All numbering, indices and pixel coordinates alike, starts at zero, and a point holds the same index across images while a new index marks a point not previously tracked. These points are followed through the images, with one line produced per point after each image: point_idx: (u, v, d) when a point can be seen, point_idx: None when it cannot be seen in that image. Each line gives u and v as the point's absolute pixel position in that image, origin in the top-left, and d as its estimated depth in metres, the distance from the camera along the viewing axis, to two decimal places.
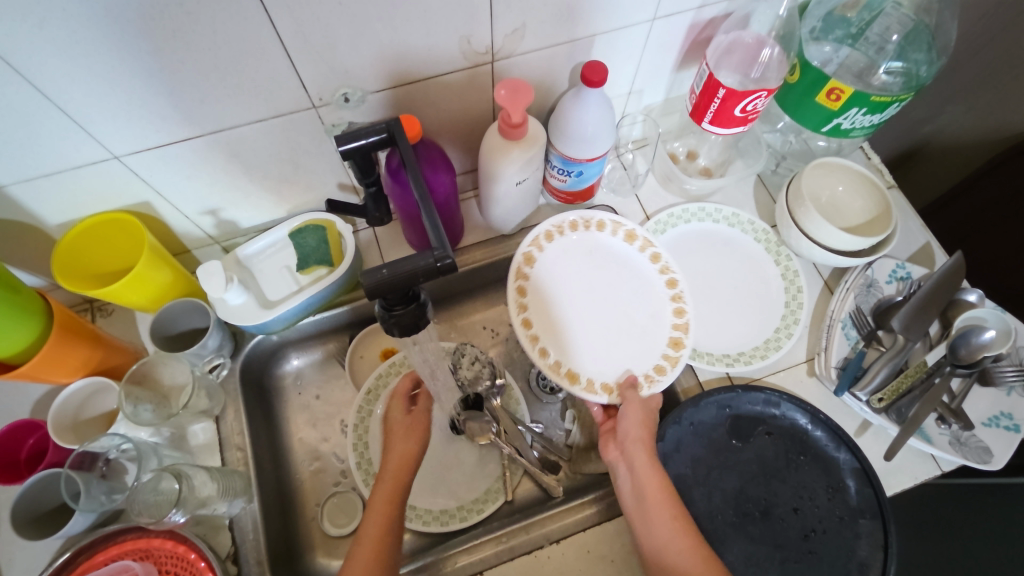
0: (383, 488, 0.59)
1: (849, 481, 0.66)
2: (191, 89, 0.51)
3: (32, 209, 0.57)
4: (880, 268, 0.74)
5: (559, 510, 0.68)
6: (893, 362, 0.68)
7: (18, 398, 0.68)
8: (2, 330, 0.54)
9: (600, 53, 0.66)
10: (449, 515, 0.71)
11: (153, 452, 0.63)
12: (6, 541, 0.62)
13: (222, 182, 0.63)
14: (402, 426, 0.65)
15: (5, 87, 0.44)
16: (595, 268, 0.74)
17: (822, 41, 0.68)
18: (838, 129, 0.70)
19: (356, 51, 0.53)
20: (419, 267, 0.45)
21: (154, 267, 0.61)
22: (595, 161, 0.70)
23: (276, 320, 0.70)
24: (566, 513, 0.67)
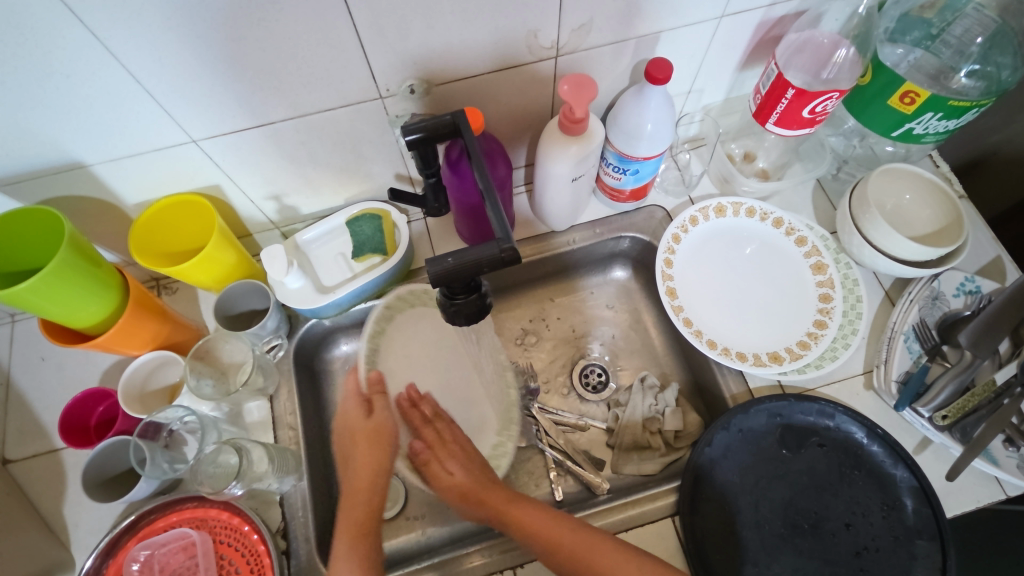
0: (367, 464, 0.61)
1: (907, 499, 0.64)
2: (268, 77, 0.52)
3: (113, 188, 0.60)
4: (948, 281, 0.71)
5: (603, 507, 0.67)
6: (960, 379, 0.64)
7: (89, 367, 0.71)
8: (84, 302, 0.56)
9: (663, 51, 0.65)
10: None
11: (214, 425, 0.66)
12: (74, 501, 0.65)
13: (288, 169, 0.65)
14: (368, 426, 0.64)
15: (101, 69, 0.47)
16: (719, 246, 0.79)
17: (897, 42, 0.66)
18: (909, 134, 0.67)
19: (426, 43, 0.54)
20: (485, 257, 0.45)
21: (222, 248, 0.64)
22: (653, 159, 0.69)
23: (330, 305, 0.71)
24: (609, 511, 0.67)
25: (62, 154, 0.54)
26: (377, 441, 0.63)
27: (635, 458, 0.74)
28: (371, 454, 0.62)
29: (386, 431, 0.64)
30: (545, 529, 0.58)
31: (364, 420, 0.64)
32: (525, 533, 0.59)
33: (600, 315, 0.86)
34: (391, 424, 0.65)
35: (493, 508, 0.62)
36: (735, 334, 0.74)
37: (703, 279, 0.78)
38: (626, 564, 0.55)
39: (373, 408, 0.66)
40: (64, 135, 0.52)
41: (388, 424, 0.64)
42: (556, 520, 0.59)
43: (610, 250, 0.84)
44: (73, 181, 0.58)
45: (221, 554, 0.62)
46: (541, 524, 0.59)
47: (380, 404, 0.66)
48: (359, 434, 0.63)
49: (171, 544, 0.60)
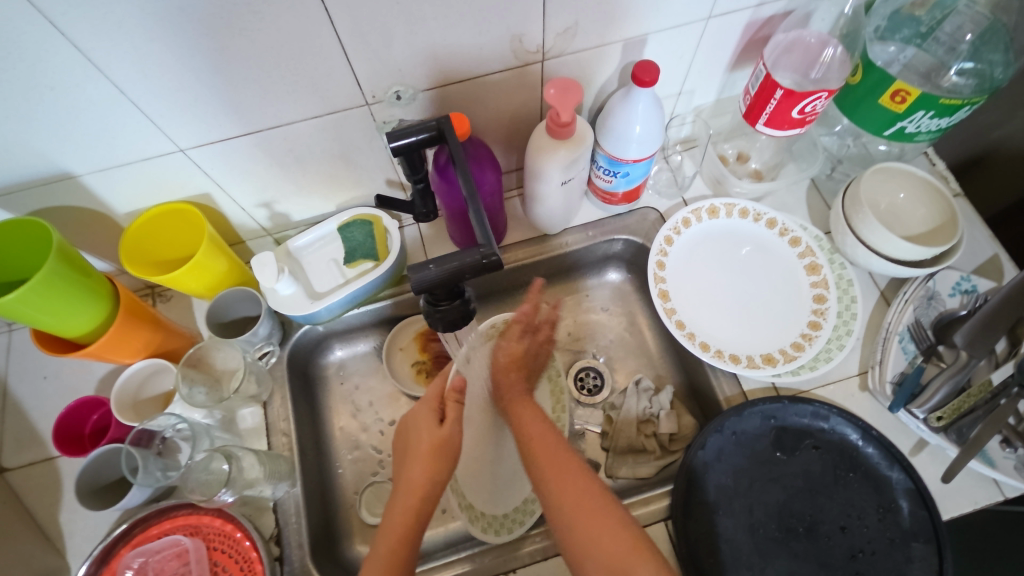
0: (418, 467, 0.58)
1: (902, 502, 0.63)
2: (254, 85, 0.52)
3: (103, 198, 0.61)
4: (943, 280, 0.71)
5: None
6: (955, 379, 0.64)
7: (84, 375, 0.72)
8: (74, 311, 0.57)
9: (651, 52, 0.65)
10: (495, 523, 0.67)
11: (206, 433, 0.66)
12: (69, 509, 0.66)
13: (277, 176, 0.65)
14: (437, 436, 0.60)
15: (86, 81, 0.47)
16: (715, 247, 0.79)
17: (887, 41, 0.66)
18: (902, 132, 0.67)
19: (410, 49, 0.54)
20: (467, 263, 0.46)
21: (212, 256, 0.64)
22: (643, 161, 0.69)
23: (324, 311, 0.72)
24: None
25: (51, 165, 0.54)
26: (444, 455, 0.59)
27: (630, 461, 0.74)
28: (431, 467, 0.58)
29: (450, 438, 0.61)
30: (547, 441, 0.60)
31: (423, 432, 0.61)
32: (518, 427, 0.63)
33: (595, 318, 0.86)
34: (457, 437, 0.61)
35: (506, 396, 0.66)
36: (728, 335, 0.74)
37: (699, 279, 0.77)
38: (573, 479, 0.56)
39: (446, 417, 0.62)
40: (52, 146, 0.52)
41: (456, 441, 0.61)
42: (545, 428, 0.62)
43: (603, 253, 0.84)
44: (64, 192, 0.58)
45: (214, 561, 0.62)
46: (537, 425, 0.62)
47: (455, 413, 0.62)
48: (424, 441, 0.60)
49: (166, 551, 0.60)
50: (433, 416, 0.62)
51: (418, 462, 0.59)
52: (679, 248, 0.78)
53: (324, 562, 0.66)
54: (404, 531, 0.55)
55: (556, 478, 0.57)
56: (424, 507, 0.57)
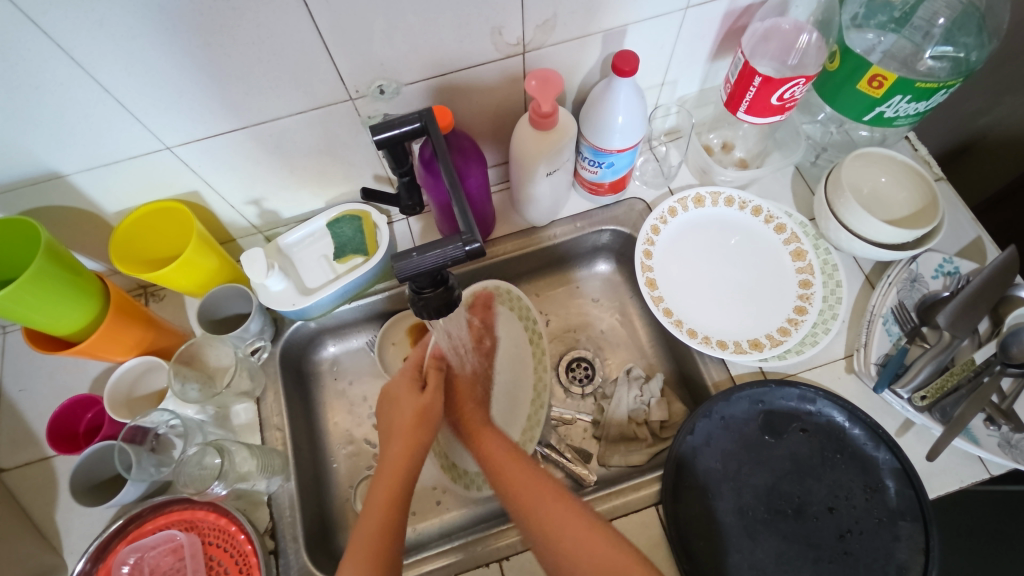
0: (386, 483, 0.58)
1: (889, 481, 0.64)
2: (237, 81, 0.53)
3: (92, 197, 0.61)
4: (926, 262, 0.71)
5: (593, 497, 0.68)
6: (938, 359, 0.65)
7: (78, 374, 0.72)
8: (65, 309, 0.57)
9: (631, 43, 0.66)
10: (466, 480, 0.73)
11: (199, 428, 0.67)
12: (65, 508, 0.66)
13: (264, 173, 0.66)
14: (419, 404, 0.63)
15: (70, 80, 0.48)
16: (703, 235, 0.79)
17: (864, 28, 0.66)
18: (881, 117, 0.68)
19: (391, 44, 0.55)
20: (449, 253, 0.46)
21: (202, 253, 0.65)
22: (627, 151, 0.70)
23: (314, 307, 0.72)
24: (600, 500, 0.67)
25: (39, 164, 0.55)
26: (426, 425, 0.63)
27: (622, 449, 0.74)
28: (409, 440, 0.61)
29: (422, 428, 0.62)
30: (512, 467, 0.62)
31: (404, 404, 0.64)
32: (485, 458, 0.64)
33: (585, 309, 0.87)
34: (437, 404, 0.65)
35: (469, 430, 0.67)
36: (716, 321, 0.75)
37: (687, 264, 0.78)
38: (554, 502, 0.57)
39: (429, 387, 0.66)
40: (39, 146, 0.53)
41: (435, 405, 0.65)
42: (512, 456, 0.63)
43: (592, 244, 0.85)
44: (52, 191, 0.59)
45: (209, 555, 0.63)
46: (506, 452, 0.63)
47: (435, 381, 0.66)
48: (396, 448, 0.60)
49: (161, 547, 0.61)
50: (414, 386, 0.66)
51: (398, 442, 0.61)
52: (665, 236, 0.79)
53: (319, 554, 0.67)
54: (384, 525, 0.54)
55: (533, 503, 0.58)
56: (400, 517, 0.56)
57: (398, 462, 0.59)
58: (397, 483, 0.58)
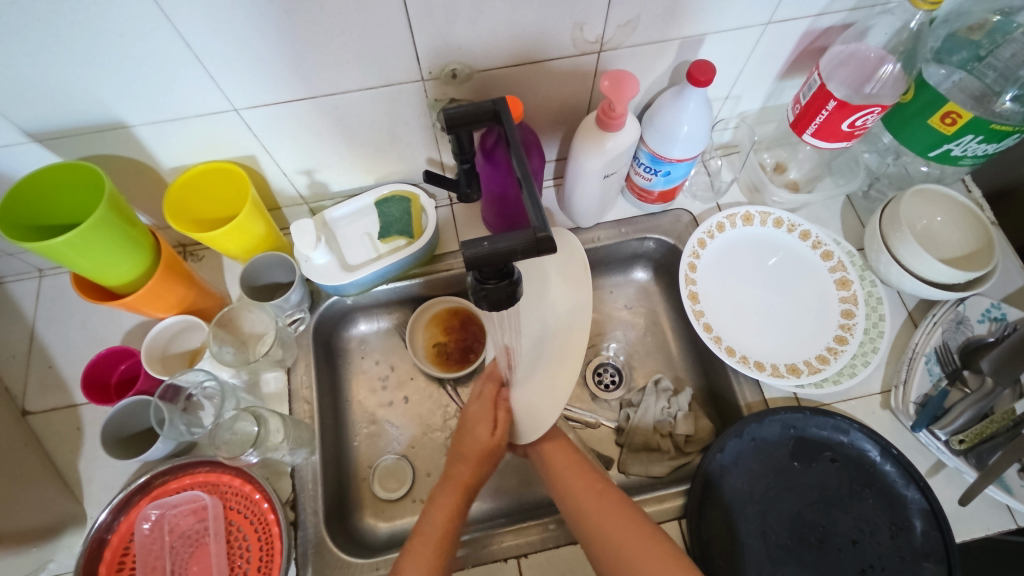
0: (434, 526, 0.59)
1: (916, 521, 0.63)
2: (316, 50, 0.53)
3: (152, 150, 0.61)
4: (973, 306, 0.70)
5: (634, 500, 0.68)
6: (979, 405, 0.64)
7: (112, 326, 0.72)
8: (117, 261, 0.57)
9: (706, 53, 0.65)
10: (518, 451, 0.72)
11: (233, 393, 0.67)
12: (90, 457, 0.66)
13: (323, 144, 0.65)
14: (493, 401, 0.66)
15: (154, 30, 0.47)
16: (746, 254, 0.79)
17: (942, 62, 0.66)
18: (947, 155, 0.67)
19: (473, 28, 0.54)
20: (520, 245, 0.45)
21: (253, 218, 0.64)
22: (686, 162, 0.69)
23: (353, 284, 0.72)
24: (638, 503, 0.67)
25: (107, 112, 0.55)
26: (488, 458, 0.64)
27: (643, 459, 0.74)
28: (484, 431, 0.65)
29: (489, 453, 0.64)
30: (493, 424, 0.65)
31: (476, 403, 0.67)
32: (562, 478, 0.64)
33: (618, 315, 0.86)
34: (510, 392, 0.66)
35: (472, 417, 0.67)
36: (752, 342, 0.74)
37: (710, 294, 0.77)
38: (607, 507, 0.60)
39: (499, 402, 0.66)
40: (111, 94, 0.53)
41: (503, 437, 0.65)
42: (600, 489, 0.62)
43: (633, 251, 0.84)
44: (114, 140, 0.58)
45: (230, 520, 0.63)
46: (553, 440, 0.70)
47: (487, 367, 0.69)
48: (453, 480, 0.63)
49: (183, 507, 0.62)
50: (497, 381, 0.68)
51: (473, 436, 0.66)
52: (708, 251, 0.78)
53: (335, 529, 0.66)
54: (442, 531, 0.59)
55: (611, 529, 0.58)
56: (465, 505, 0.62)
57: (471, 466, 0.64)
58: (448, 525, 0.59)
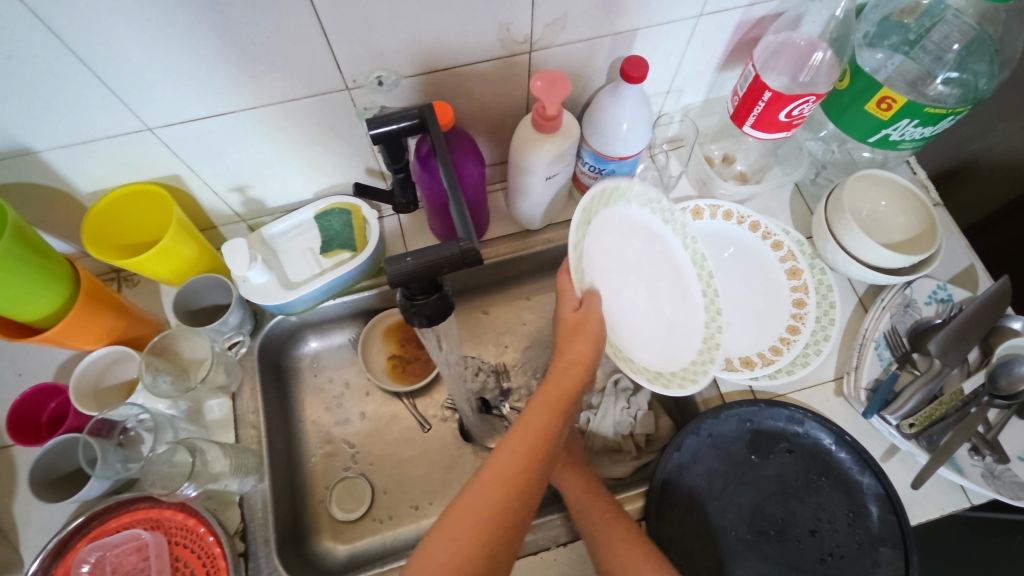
0: (482, 495, 0.46)
1: (872, 507, 0.63)
2: (228, 62, 0.50)
3: (65, 176, 0.58)
4: (920, 288, 0.71)
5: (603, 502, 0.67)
6: (928, 387, 0.65)
7: (43, 361, 0.69)
8: (30, 294, 0.54)
9: (641, 49, 0.64)
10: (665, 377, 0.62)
11: (169, 424, 0.64)
12: (23, 500, 0.63)
13: (252, 160, 0.63)
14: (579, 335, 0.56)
15: (45, 51, 0.44)
16: (700, 248, 0.78)
17: (876, 47, 0.66)
18: (886, 140, 0.67)
19: (394, 34, 0.52)
20: (445, 257, 0.44)
21: (182, 240, 0.62)
22: (629, 159, 0.68)
23: (298, 302, 0.70)
24: None
25: (7, 139, 0.51)
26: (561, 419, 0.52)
27: (606, 461, 0.74)
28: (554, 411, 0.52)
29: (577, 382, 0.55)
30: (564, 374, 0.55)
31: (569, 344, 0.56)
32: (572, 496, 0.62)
33: None
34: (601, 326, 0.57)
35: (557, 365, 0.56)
36: (642, 343, 0.65)
37: (660, 300, 0.66)
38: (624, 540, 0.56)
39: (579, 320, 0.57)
40: (8, 120, 0.49)
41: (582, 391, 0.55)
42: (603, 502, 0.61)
43: None
44: (22, 167, 0.55)
45: (175, 556, 0.60)
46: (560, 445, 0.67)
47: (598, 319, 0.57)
48: (504, 457, 0.48)
49: (125, 545, 0.59)
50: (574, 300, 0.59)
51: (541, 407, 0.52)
52: None
53: (290, 556, 0.64)
54: (488, 522, 0.45)
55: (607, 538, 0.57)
56: (527, 494, 0.48)
57: (532, 441, 0.49)
58: (532, 452, 0.49)
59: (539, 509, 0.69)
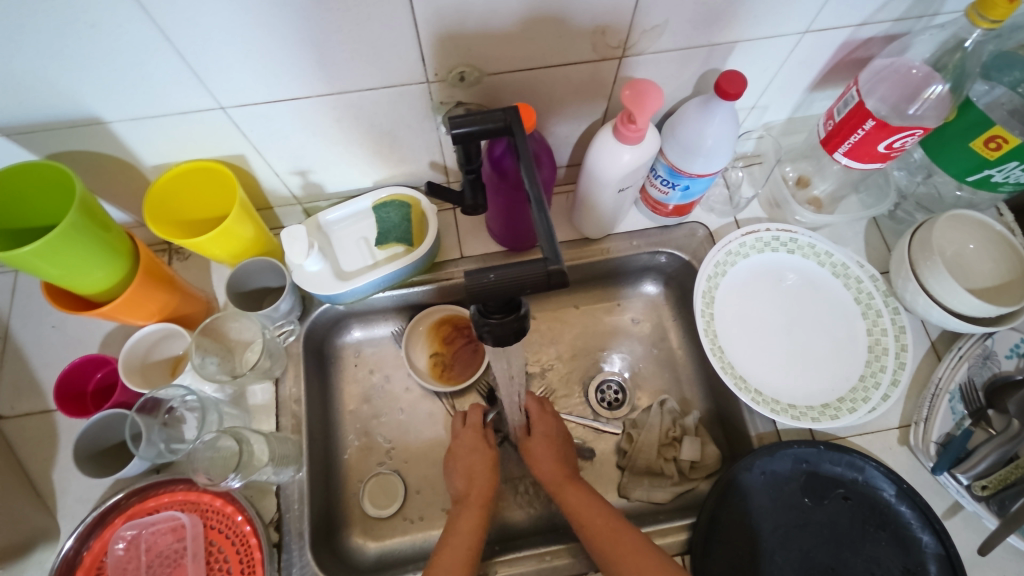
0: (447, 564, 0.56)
1: (930, 566, 0.60)
2: (311, 47, 0.48)
3: (131, 147, 0.56)
4: (1002, 340, 0.66)
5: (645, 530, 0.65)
6: (1004, 449, 0.60)
7: (91, 329, 0.68)
8: (92, 268, 0.53)
9: (735, 63, 0.60)
10: (778, 407, 0.67)
11: (215, 407, 0.63)
12: (64, 467, 0.63)
13: (318, 146, 0.61)
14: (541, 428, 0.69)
15: (129, 23, 0.42)
16: (757, 282, 0.75)
17: (990, 80, 0.60)
18: (986, 180, 0.63)
19: (486, 30, 0.50)
20: (528, 277, 0.41)
21: (242, 221, 0.60)
22: (706, 177, 0.64)
23: (348, 293, 0.67)
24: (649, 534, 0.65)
25: (80, 108, 0.50)
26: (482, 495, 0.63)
27: (645, 484, 0.71)
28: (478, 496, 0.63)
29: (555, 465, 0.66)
30: (542, 453, 0.67)
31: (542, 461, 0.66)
32: (572, 513, 0.62)
33: (624, 329, 0.82)
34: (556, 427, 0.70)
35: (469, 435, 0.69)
36: (782, 393, 0.69)
37: (785, 335, 0.73)
38: (634, 552, 0.56)
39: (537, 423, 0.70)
40: (84, 89, 0.48)
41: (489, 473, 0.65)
42: (601, 512, 0.60)
43: (644, 264, 0.79)
44: (91, 137, 0.54)
45: (210, 540, 0.59)
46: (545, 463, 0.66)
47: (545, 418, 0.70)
48: (460, 523, 0.60)
49: (160, 525, 0.58)
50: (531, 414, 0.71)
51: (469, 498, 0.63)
52: (712, 265, 0.73)
53: (322, 550, 0.63)
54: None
55: (614, 551, 0.57)
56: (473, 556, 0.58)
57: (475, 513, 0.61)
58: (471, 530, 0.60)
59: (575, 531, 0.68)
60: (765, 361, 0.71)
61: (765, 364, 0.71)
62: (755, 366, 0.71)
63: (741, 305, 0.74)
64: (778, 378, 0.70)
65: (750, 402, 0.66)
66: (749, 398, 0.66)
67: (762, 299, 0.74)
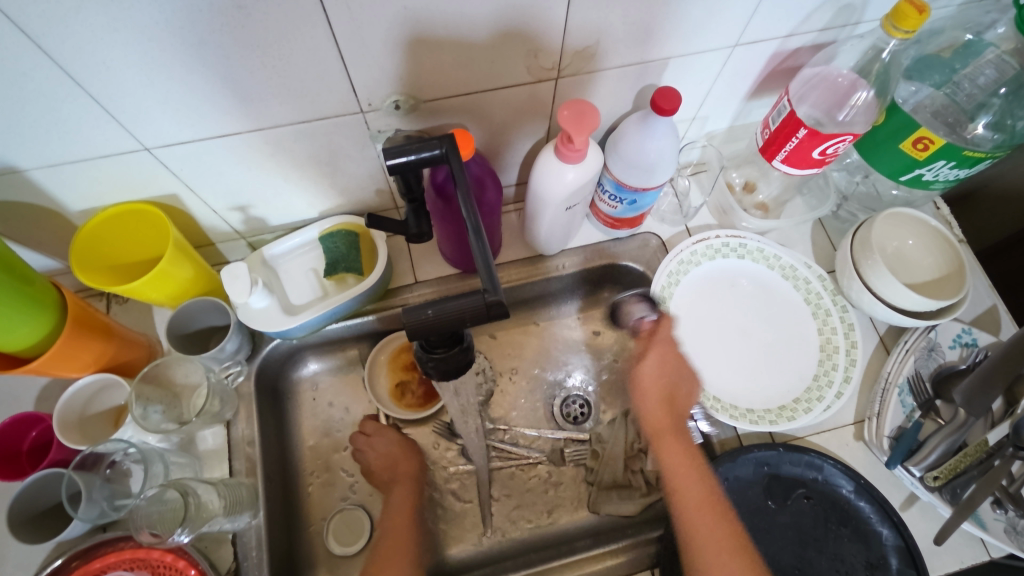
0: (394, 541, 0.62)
1: (891, 559, 0.61)
2: (235, 84, 0.46)
3: (52, 193, 0.53)
4: (945, 331, 0.68)
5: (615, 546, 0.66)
6: (952, 439, 0.62)
7: (25, 384, 0.65)
8: (11, 326, 0.50)
9: (672, 77, 0.61)
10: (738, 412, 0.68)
11: (160, 457, 0.60)
12: (1, 533, 0.59)
13: (255, 180, 0.59)
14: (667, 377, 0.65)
15: (35, 70, 0.40)
16: (707, 291, 0.75)
17: (912, 80, 0.62)
18: (918, 179, 0.64)
19: (416, 58, 0.49)
20: (467, 310, 0.41)
21: (176, 263, 0.58)
22: (651, 191, 0.65)
23: (298, 328, 0.66)
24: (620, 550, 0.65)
25: None
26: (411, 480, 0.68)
27: (614, 497, 0.71)
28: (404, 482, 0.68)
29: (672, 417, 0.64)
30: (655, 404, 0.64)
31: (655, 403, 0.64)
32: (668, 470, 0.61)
33: (585, 341, 0.82)
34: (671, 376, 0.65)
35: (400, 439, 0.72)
36: (740, 397, 0.70)
37: (740, 340, 0.73)
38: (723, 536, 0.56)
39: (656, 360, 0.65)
40: None
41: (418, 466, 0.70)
42: (700, 475, 0.60)
43: (600, 276, 0.80)
44: (7, 186, 0.51)
45: None
46: (669, 417, 0.64)
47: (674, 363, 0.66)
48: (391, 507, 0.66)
49: None
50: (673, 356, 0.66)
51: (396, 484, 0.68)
52: (665, 274, 0.73)
53: None
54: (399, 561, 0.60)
55: (713, 532, 0.56)
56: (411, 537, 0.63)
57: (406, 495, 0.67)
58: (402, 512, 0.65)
59: (548, 550, 0.68)
60: (722, 366, 0.72)
61: (722, 369, 0.72)
62: (714, 372, 0.71)
63: (696, 313, 0.74)
64: (736, 382, 0.71)
65: (710, 408, 0.67)
66: (710, 404, 0.67)
67: (714, 306, 0.75)
